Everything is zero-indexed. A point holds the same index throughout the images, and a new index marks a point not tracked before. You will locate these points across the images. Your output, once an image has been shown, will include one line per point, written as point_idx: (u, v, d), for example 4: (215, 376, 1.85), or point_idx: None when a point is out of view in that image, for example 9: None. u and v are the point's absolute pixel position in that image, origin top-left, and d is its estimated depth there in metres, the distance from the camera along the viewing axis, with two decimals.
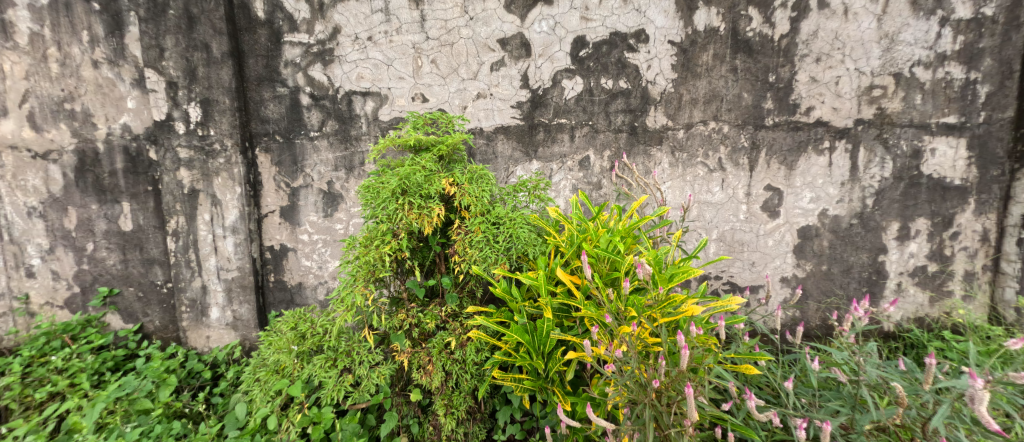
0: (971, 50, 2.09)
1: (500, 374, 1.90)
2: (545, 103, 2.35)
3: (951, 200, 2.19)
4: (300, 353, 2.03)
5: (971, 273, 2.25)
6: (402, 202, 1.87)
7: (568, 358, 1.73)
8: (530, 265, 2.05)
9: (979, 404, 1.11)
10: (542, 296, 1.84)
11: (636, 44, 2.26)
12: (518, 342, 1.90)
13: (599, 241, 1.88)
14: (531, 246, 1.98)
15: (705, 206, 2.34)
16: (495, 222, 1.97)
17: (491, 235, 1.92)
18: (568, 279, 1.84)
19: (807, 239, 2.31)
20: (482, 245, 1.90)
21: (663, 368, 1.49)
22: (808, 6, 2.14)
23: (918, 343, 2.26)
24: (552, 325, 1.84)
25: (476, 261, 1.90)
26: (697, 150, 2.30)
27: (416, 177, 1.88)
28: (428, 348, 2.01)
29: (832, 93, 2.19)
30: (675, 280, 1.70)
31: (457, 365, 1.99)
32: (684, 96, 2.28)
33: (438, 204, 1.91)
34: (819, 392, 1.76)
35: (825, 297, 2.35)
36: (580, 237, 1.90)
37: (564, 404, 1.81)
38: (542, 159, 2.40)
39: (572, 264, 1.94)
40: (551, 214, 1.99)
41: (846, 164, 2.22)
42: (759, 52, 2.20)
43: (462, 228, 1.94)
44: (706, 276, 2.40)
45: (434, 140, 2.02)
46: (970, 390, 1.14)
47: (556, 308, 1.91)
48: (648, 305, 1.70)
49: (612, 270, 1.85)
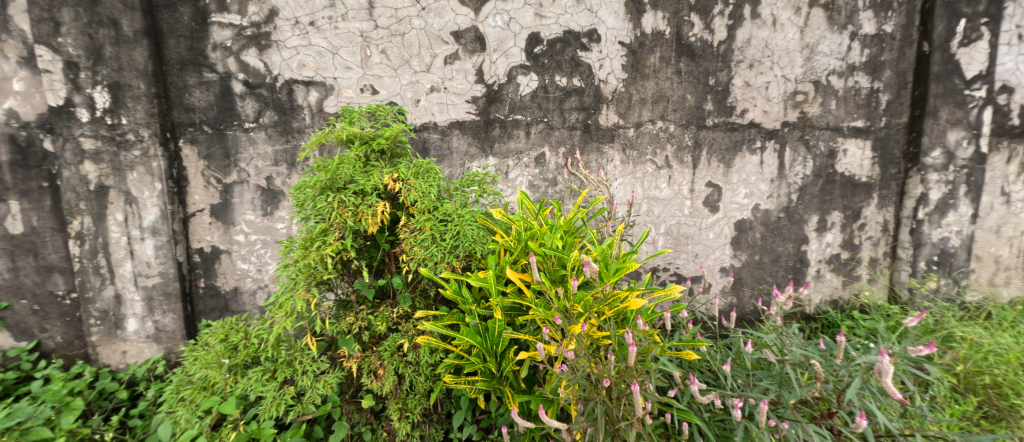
0: (874, 62, 2.37)
1: (452, 378, 1.86)
2: (500, 99, 2.34)
3: (860, 195, 2.48)
4: (232, 367, 1.88)
5: (875, 259, 2.56)
6: (333, 199, 1.85)
7: (521, 357, 1.75)
8: (480, 263, 2.05)
9: (885, 377, 1.28)
10: (493, 296, 1.85)
11: (589, 43, 2.31)
12: (470, 344, 1.89)
13: (542, 238, 1.91)
14: (480, 243, 1.99)
15: (654, 202, 2.46)
16: (443, 219, 1.98)
17: (438, 233, 1.94)
18: (517, 279, 1.85)
19: (743, 231, 2.51)
20: (429, 243, 1.92)
21: (613, 364, 1.60)
22: (742, 16, 2.31)
23: (833, 323, 2.54)
24: (503, 324, 1.85)
25: (424, 260, 1.90)
26: (646, 148, 2.40)
27: (348, 174, 1.85)
28: (379, 352, 1.96)
29: (763, 97, 2.39)
30: (619, 275, 1.81)
31: (410, 368, 1.95)
32: (634, 96, 2.37)
33: (382, 201, 1.88)
34: (752, 372, 1.98)
35: (758, 284, 2.56)
36: (526, 235, 1.92)
37: (517, 402, 1.82)
38: (497, 155, 2.38)
39: (518, 261, 1.95)
40: (494, 212, 1.97)
41: (774, 163, 2.43)
42: (700, 56, 2.34)
43: (410, 226, 1.94)
44: (654, 269, 2.51)
45: (372, 134, 1.96)
46: (879, 364, 1.31)
47: (507, 308, 1.92)
48: (596, 302, 1.80)
49: (559, 266, 1.90)
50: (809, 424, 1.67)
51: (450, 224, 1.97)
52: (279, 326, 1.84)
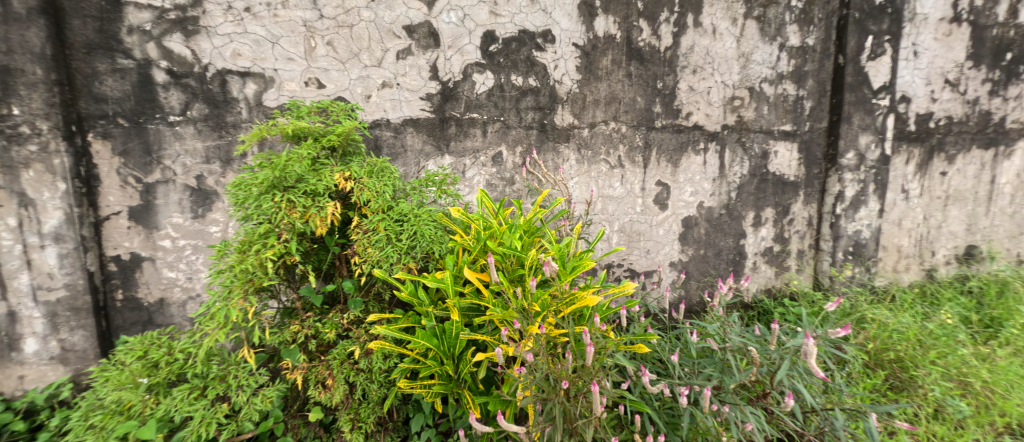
0: (799, 72, 2.60)
1: (407, 384, 1.79)
2: (456, 96, 2.30)
3: (789, 193, 2.71)
4: (153, 387, 1.67)
5: (802, 251, 2.81)
6: (280, 199, 1.72)
7: (478, 358, 1.72)
8: (438, 264, 2.00)
9: (810, 357, 1.43)
10: (451, 297, 1.79)
11: (544, 44, 2.34)
12: (426, 348, 1.82)
13: (502, 238, 1.89)
14: (438, 244, 1.95)
15: (608, 200, 2.53)
16: (398, 219, 1.92)
17: (394, 233, 1.87)
18: (476, 278, 1.82)
19: (689, 228, 2.65)
20: (383, 245, 1.84)
21: (570, 363, 1.61)
22: (686, 24, 2.45)
23: (767, 310, 2.75)
24: (461, 325, 1.80)
25: (377, 262, 1.82)
26: (600, 148, 2.47)
27: (297, 171, 1.72)
28: (328, 361, 1.85)
29: (705, 102, 2.54)
30: (575, 273, 1.85)
31: (362, 376, 1.84)
32: (588, 97, 2.42)
33: (332, 200, 1.78)
34: (698, 361, 2.09)
35: (703, 276, 2.72)
36: (486, 234, 1.88)
37: (475, 405, 1.78)
38: (454, 154, 2.34)
39: (477, 261, 1.92)
40: (453, 211, 1.93)
41: (716, 163, 2.60)
42: (649, 61, 2.45)
43: (363, 227, 1.86)
44: (609, 265, 2.59)
45: (323, 130, 1.87)
46: (804, 347, 1.46)
47: (465, 308, 1.88)
48: (553, 300, 1.81)
49: (518, 265, 1.89)
50: (746, 406, 1.81)
51: (407, 225, 1.90)
52: (211, 338, 1.68)
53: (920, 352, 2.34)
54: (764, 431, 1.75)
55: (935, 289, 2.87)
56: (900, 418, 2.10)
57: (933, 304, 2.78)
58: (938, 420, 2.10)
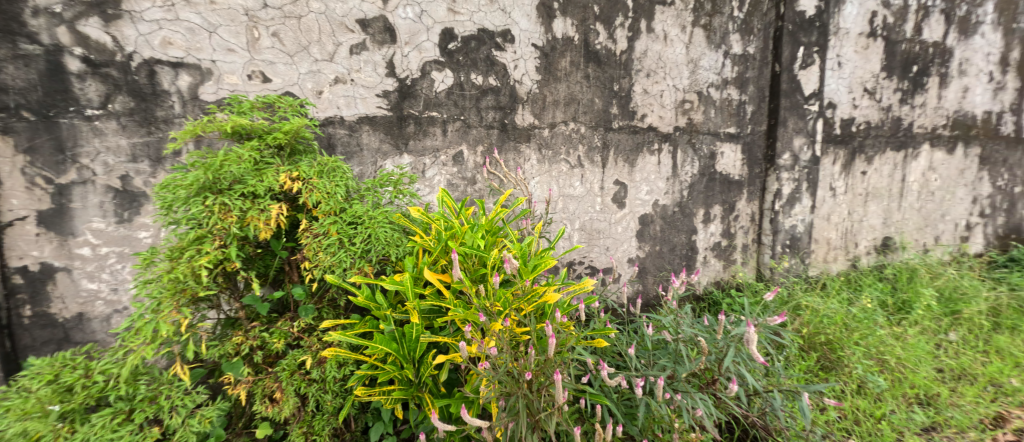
0: (741, 78, 2.78)
1: (365, 391, 1.71)
2: (414, 94, 2.23)
3: (734, 191, 2.89)
4: (66, 414, 1.45)
5: (746, 245, 3.01)
6: (212, 202, 1.57)
7: (439, 361, 1.67)
8: (396, 267, 1.93)
9: (751, 343, 1.54)
10: (410, 300, 1.73)
11: (503, 43, 2.33)
12: (384, 353, 1.76)
13: (463, 238, 1.85)
14: (396, 246, 1.87)
15: (569, 199, 2.57)
16: (352, 221, 1.83)
17: (347, 237, 1.77)
18: (437, 279, 1.76)
19: (645, 225, 2.75)
20: (336, 248, 1.75)
21: (533, 358, 1.61)
22: (639, 29, 2.54)
23: (716, 301, 2.92)
24: (421, 328, 1.75)
25: (330, 267, 1.73)
26: (560, 148, 2.50)
27: (234, 172, 1.60)
28: (276, 372, 1.73)
29: (658, 104, 2.65)
30: (536, 271, 1.85)
31: (314, 387, 1.73)
32: (548, 98, 2.44)
33: (277, 202, 1.67)
34: (653, 352, 2.18)
35: (660, 271, 2.83)
36: (447, 234, 1.83)
37: (436, 408, 1.74)
38: (413, 153, 2.27)
39: (436, 262, 1.88)
40: (411, 211, 1.87)
41: (669, 163, 2.72)
42: (606, 63, 2.51)
43: (312, 230, 1.76)
44: (570, 263, 2.62)
45: (267, 127, 1.75)
46: (746, 334, 1.56)
47: (425, 311, 1.83)
48: (516, 298, 1.81)
49: (479, 266, 1.87)
50: (696, 392, 1.91)
51: (362, 227, 1.82)
52: (138, 356, 1.50)
53: (846, 334, 2.57)
54: (712, 416, 1.85)
55: (859, 277, 3.18)
56: (828, 395, 2.30)
57: (857, 290, 3.08)
58: (861, 395, 2.32)
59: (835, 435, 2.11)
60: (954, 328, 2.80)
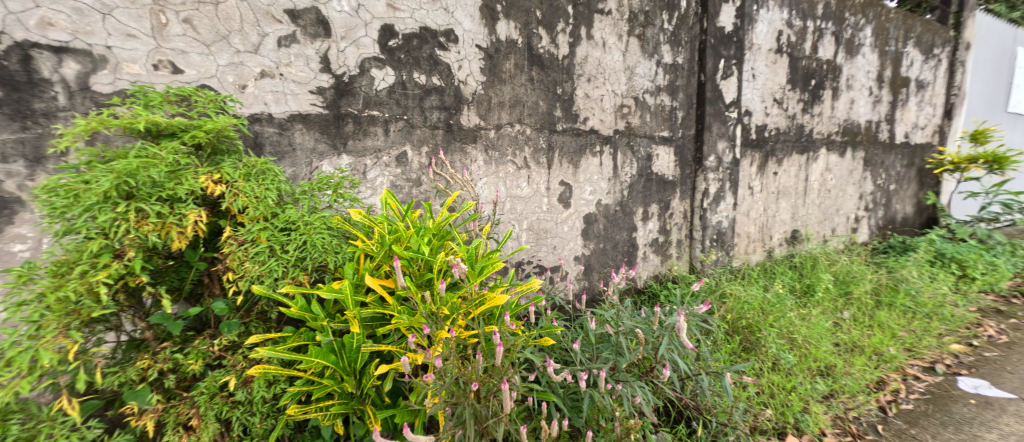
0: (672, 86, 2.97)
1: (298, 410, 1.57)
2: (352, 92, 2.10)
3: (668, 190, 3.09)
4: None
5: (679, 240, 3.23)
6: (127, 208, 1.38)
7: (381, 372, 1.58)
8: (334, 274, 1.80)
9: (681, 330, 1.69)
10: (350, 309, 1.62)
11: (447, 43, 2.28)
12: (321, 367, 1.63)
13: (409, 242, 1.77)
14: (334, 253, 1.75)
15: (517, 200, 2.57)
16: (284, 228, 1.69)
17: (278, 244, 1.64)
18: (379, 286, 1.67)
19: (589, 224, 2.84)
20: (265, 257, 1.60)
21: (481, 364, 1.57)
22: (580, 36, 2.62)
23: (655, 294, 3.09)
24: (362, 338, 1.64)
25: (258, 277, 1.57)
26: (507, 149, 2.50)
27: (155, 176, 1.40)
28: (193, 397, 1.53)
29: (599, 108, 2.74)
30: (484, 274, 1.83)
31: (239, 410, 1.56)
32: (493, 99, 2.43)
33: (195, 208, 1.49)
34: (596, 346, 2.27)
35: (604, 268, 2.93)
36: (390, 239, 1.74)
37: (379, 421, 1.64)
38: (352, 154, 2.14)
39: (380, 268, 1.78)
40: (351, 214, 1.75)
41: (610, 164, 2.83)
42: (549, 67, 2.56)
43: (238, 238, 1.59)
44: (519, 263, 2.63)
45: (183, 124, 1.55)
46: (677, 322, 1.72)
47: (367, 319, 1.73)
48: (463, 302, 1.76)
49: (426, 271, 1.80)
50: (636, 381, 2.03)
51: (297, 233, 1.69)
52: (8, 392, 1.22)
53: (763, 317, 2.85)
54: (650, 402, 1.95)
55: (773, 266, 3.55)
56: (748, 373, 2.50)
57: (771, 278, 3.44)
58: (775, 371, 2.56)
59: (757, 409, 2.27)
60: (847, 307, 3.23)
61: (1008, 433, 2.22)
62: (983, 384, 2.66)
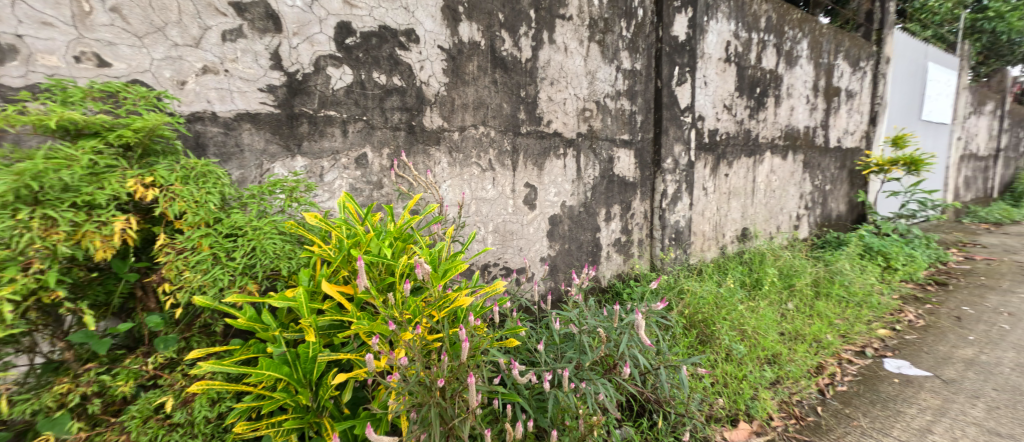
0: (631, 90, 3.06)
1: (247, 427, 1.44)
2: (307, 91, 1.99)
3: (629, 191, 3.17)
4: None
5: (641, 239, 3.32)
6: (29, 216, 1.21)
7: (340, 380, 1.48)
8: (287, 282, 1.69)
9: (639, 328, 1.74)
10: (305, 316, 1.52)
11: (407, 43, 2.21)
12: (273, 380, 1.51)
13: (369, 246, 1.69)
14: (286, 259, 1.65)
15: (482, 202, 2.54)
16: (229, 234, 1.58)
17: (223, 251, 1.53)
18: (337, 292, 1.57)
19: (555, 225, 2.86)
20: (208, 265, 1.48)
21: (447, 363, 1.52)
22: (542, 40, 2.63)
23: (618, 292, 3.17)
24: (319, 346, 1.54)
25: (199, 288, 1.45)
26: (471, 151, 2.47)
27: (66, 179, 1.26)
28: (122, 422, 1.37)
29: (562, 111, 2.78)
30: (448, 276, 1.80)
31: (178, 433, 1.41)
32: (456, 101, 2.39)
33: (122, 214, 1.35)
34: (561, 345, 2.26)
35: (569, 268, 2.97)
36: (349, 242, 1.66)
37: (338, 433, 1.54)
38: (308, 155, 2.03)
39: (337, 274, 1.69)
40: (305, 217, 1.65)
41: (573, 166, 2.87)
42: (512, 70, 2.55)
43: (175, 246, 1.47)
44: (485, 265, 2.60)
45: (109, 122, 1.42)
46: (636, 320, 1.77)
47: (324, 327, 1.63)
48: (427, 304, 1.70)
49: (388, 275, 1.73)
50: (599, 378, 2.04)
51: (244, 239, 1.58)
52: None
53: (717, 311, 3.00)
54: (613, 399, 1.98)
55: (726, 262, 3.75)
56: (704, 365, 2.63)
57: (724, 273, 3.63)
58: (728, 361, 2.69)
59: (711, 398, 2.38)
60: (791, 299, 3.46)
61: (925, 407, 2.41)
62: (905, 364, 2.88)
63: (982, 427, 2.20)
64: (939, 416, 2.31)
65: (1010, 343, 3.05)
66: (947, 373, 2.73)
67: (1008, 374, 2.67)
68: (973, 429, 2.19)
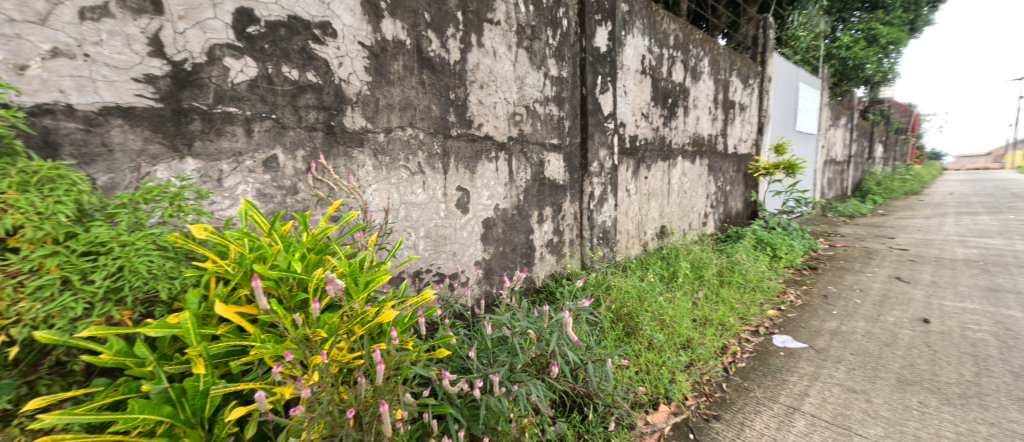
0: (559, 96, 3.12)
1: None
2: (198, 84, 1.70)
3: (560, 194, 3.22)
4: None
5: (572, 239, 3.39)
6: None
7: (235, 418, 1.25)
8: (171, 305, 1.42)
9: (567, 326, 1.89)
10: (191, 345, 1.27)
11: (323, 36, 2.01)
12: (148, 425, 1.24)
13: (275, 259, 1.45)
14: (167, 278, 1.38)
15: (412, 207, 2.39)
16: (87, 252, 1.29)
17: (76, 273, 1.25)
18: (233, 314, 1.33)
19: (488, 228, 2.80)
20: (53, 291, 1.20)
21: (363, 386, 1.36)
22: (470, 42, 2.58)
23: (551, 291, 3.19)
24: (210, 380, 1.29)
25: (40, 322, 1.16)
26: (398, 154, 2.31)
27: None
28: None
29: (492, 115, 2.74)
30: (369, 288, 1.61)
31: None
32: (380, 101, 2.23)
33: None
34: (493, 350, 2.14)
35: (504, 271, 2.91)
36: (248, 256, 1.41)
37: None
38: (201, 157, 1.73)
39: (235, 292, 1.45)
40: (190, 229, 1.38)
41: (505, 169, 2.83)
42: (440, 71, 2.46)
43: (8, 269, 1.18)
44: (417, 272, 2.44)
45: None
46: (563, 319, 1.92)
47: (217, 355, 1.38)
48: (345, 321, 1.51)
49: (299, 290, 1.51)
50: (530, 379, 1.99)
51: (108, 257, 1.30)
52: None
53: (640, 304, 3.13)
54: (545, 397, 1.93)
55: (647, 258, 3.99)
56: (628, 354, 2.72)
57: (645, 268, 3.85)
58: (649, 349, 2.82)
59: (635, 385, 2.48)
60: (701, 288, 3.77)
61: (802, 374, 2.74)
62: (788, 338, 3.26)
63: (842, 386, 2.54)
64: (812, 380, 2.64)
65: (861, 314, 3.60)
66: (817, 343, 3.14)
67: (860, 340, 3.13)
68: (836, 389, 2.52)
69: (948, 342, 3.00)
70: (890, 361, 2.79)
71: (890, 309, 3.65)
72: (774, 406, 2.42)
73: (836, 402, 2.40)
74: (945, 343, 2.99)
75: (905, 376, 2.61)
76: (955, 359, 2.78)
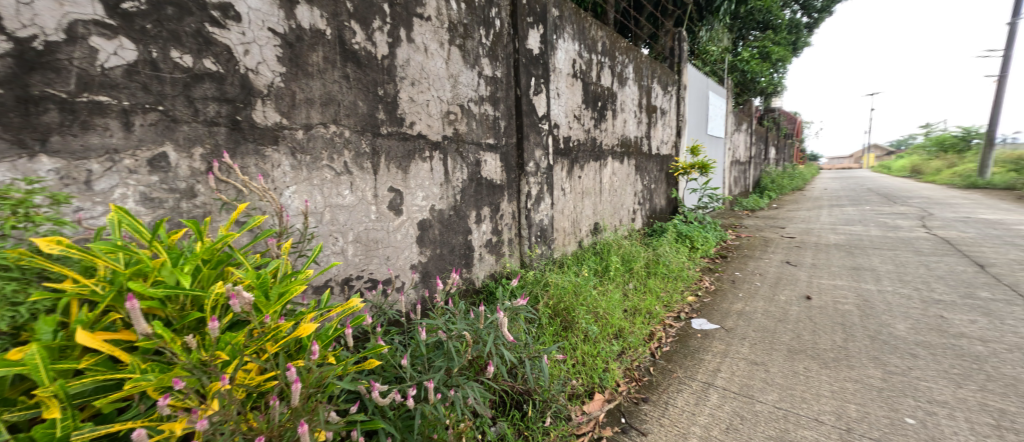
0: (493, 96, 3.07)
1: None
2: (54, 67, 1.38)
3: (497, 194, 3.16)
4: None
5: (511, 238, 3.34)
6: None
7: None
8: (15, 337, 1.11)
9: (502, 327, 1.86)
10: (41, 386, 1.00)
11: (224, 19, 1.74)
12: None
13: (159, 274, 1.21)
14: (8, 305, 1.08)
15: (338, 209, 2.17)
16: None
17: None
18: (102, 342, 1.07)
19: (424, 230, 2.64)
20: None
21: (277, 410, 1.17)
22: (399, 37, 2.42)
23: (490, 291, 3.11)
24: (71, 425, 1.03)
25: None
26: (320, 153, 2.09)
27: None
28: None
29: (425, 113, 2.60)
30: (282, 301, 1.37)
31: None
32: (298, 95, 2.00)
33: None
34: (428, 356, 2.00)
35: (442, 273, 2.77)
36: (123, 270, 1.15)
37: None
38: (61, 155, 1.40)
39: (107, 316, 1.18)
40: (38, 243, 1.10)
41: (440, 169, 2.71)
42: (367, 66, 2.27)
43: None
44: (346, 280, 2.22)
45: None
46: (499, 318, 1.88)
47: (83, 394, 1.10)
48: (254, 339, 1.30)
49: (194, 308, 1.27)
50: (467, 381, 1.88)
51: None
52: None
53: (575, 299, 3.16)
54: (481, 399, 1.82)
55: (582, 254, 4.08)
56: (563, 348, 2.72)
57: (581, 263, 3.93)
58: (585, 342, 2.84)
59: (571, 378, 2.47)
60: (630, 280, 3.93)
61: (715, 352, 2.93)
62: (704, 321, 3.47)
63: (746, 360, 2.76)
64: (724, 357, 2.83)
65: (761, 295, 3.99)
66: (726, 324, 3.39)
67: (759, 318, 3.45)
68: (742, 363, 2.73)
69: (826, 314, 3.41)
70: (782, 334, 3.10)
71: (783, 289, 4.11)
72: (692, 383, 2.55)
73: (741, 374, 2.60)
74: (823, 315, 3.39)
75: (794, 346, 2.91)
76: (830, 328, 3.15)
